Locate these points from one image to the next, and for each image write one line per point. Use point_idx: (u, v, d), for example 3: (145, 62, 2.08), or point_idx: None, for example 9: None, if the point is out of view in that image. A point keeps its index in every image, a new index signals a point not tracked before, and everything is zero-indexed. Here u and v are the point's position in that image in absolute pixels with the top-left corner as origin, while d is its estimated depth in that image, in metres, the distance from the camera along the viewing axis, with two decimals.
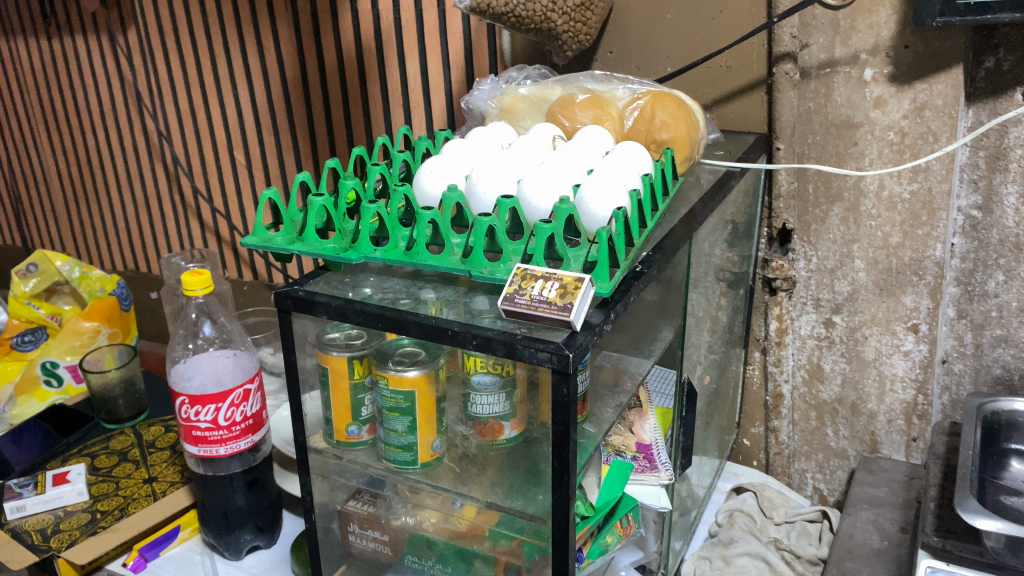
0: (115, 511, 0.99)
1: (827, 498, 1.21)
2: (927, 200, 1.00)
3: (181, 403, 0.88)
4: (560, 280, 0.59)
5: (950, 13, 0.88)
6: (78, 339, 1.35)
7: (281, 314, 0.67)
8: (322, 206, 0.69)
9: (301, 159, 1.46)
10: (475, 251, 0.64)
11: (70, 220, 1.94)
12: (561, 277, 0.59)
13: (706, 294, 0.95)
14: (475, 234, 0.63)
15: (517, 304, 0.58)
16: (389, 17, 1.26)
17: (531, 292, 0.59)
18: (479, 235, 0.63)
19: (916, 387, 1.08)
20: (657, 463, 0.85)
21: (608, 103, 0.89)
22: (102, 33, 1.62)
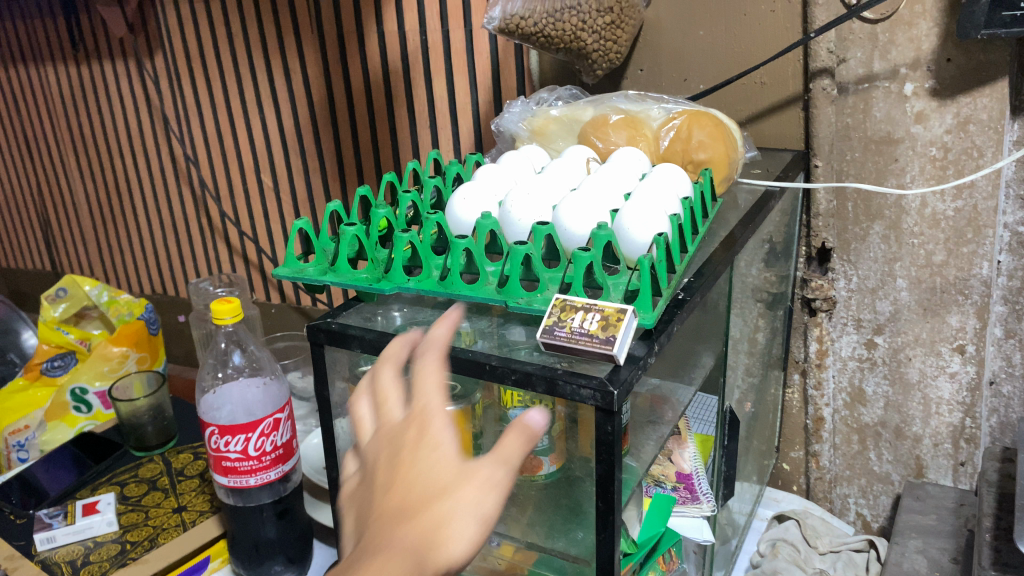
0: (144, 542, 0.98)
1: (871, 524, 1.18)
2: (972, 217, 0.96)
3: (211, 433, 0.86)
4: (602, 311, 0.57)
5: (995, 26, 0.85)
6: (107, 364, 1.33)
7: (314, 348, 0.65)
8: (353, 235, 0.68)
9: (328, 182, 1.45)
10: (511, 281, 0.62)
11: (99, 244, 1.95)
12: (602, 307, 0.57)
13: (744, 316, 0.93)
14: (511, 263, 0.61)
15: (555, 338, 0.56)
16: (415, 38, 1.25)
17: (572, 324, 0.57)
18: (516, 264, 0.61)
19: (964, 410, 1.05)
20: (698, 494, 0.83)
21: (642, 123, 0.87)
22: (129, 58, 1.62)
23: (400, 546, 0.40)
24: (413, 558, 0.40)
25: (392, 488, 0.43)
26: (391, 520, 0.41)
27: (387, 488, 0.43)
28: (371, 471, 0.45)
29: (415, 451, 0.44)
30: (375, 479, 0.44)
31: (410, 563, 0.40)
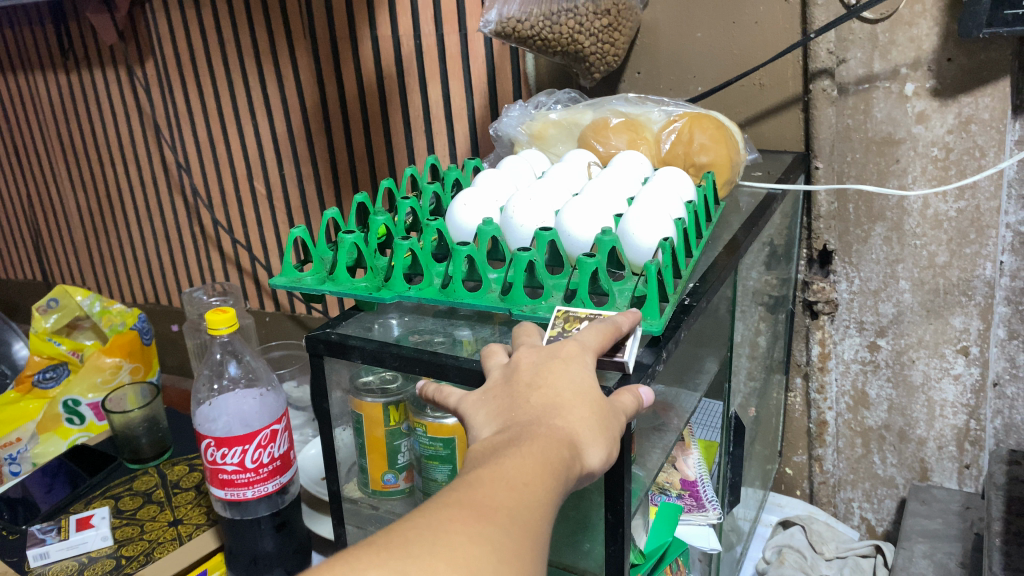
0: (140, 556, 0.96)
1: (875, 528, 1.17)
2: (975, 217, 0.96)
3: (207, 445, 0.85)
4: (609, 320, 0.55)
5: (998, 24, 0.84)
6: (100, 375, 1.31)
7: (313, 358, 0.64)
8: (352, 242, 0.67)
9: (322, 188, 1.44)
10: (515, 288, 0.60)
11: (90, 253, 1.93)
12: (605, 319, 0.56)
13: (745, 320, 0.92)
14: (514, 269, 0.60)
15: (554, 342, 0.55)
16: (410, 42, 1.24)
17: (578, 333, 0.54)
18: (519, 270, 0.60)
19: (968, 412, 1.04)
20: (703, 501, 0.83)
21: (643, 126, 0.86)
22: (119, 65, 1.61)
23: (559, 433, 0.46)
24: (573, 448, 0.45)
25: (536, 385, 0.49)
26: (542, 414, 0.47)
27: (532, 385, 0.49)
28: (517, 369, 0.51)
29: (557, 364, 0.50)
30: (517, 378, 0.50)
31: (565, 443, 0.45)
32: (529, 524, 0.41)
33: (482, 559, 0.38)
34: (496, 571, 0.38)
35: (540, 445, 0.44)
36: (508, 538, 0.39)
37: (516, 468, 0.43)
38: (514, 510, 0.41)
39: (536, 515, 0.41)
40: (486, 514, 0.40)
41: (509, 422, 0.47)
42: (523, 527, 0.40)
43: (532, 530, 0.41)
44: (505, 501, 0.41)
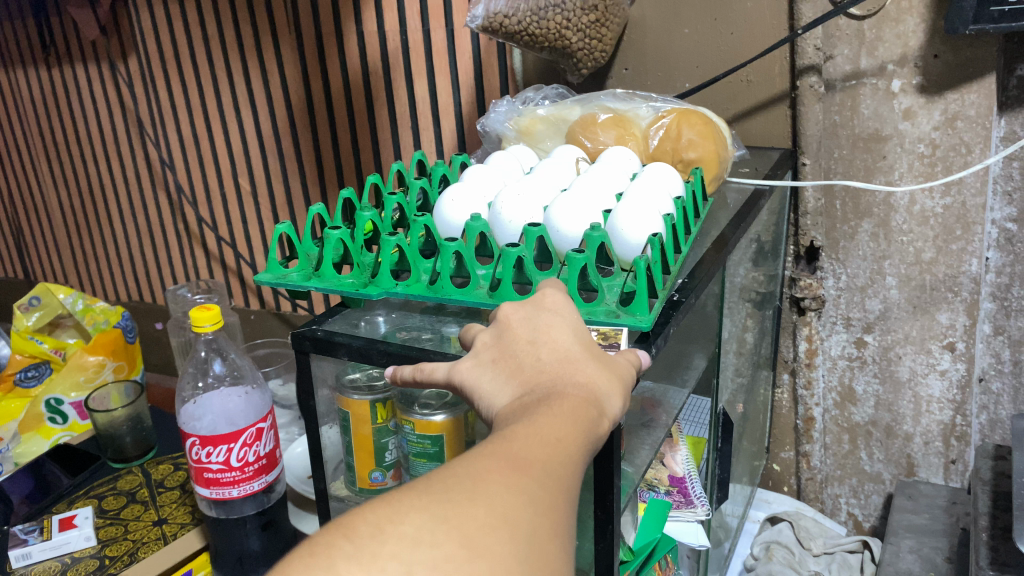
0: (124, 557, 0.95)
1: (862, 524, 1.17)
2: (961, 214, 0.96)
3: (191, 444, 0.84)
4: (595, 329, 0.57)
5: (984, 21, 0.84)
6: (83, 374, 1.30)
7: (299, 356, 0.63)
8: (338, 238, 0.66)
9: (308, 185, 1.43)
10: (503, 284, 0.60)
11: (73, 250, 1.91)
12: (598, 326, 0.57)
13: (732, 316, 0.92)
14: (503, 265, 0.60)
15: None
16: (396, 37, 1.23)
17: None
18: (508, 266, 0.60)
19: (954, 408, 1.04)
20: (692, 497, 0.82)
21: (631, 122, 0.86)
22: (102, 61, 1.59)
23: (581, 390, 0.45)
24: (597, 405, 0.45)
25: (546, 346, 0.49)
26: (559, 373, 0.47)
27: (536, 343, 0.49)
28: (513, 326, 0.51)
29: (562, 325, 0.50)
30: (521, 338, 0.50)
31: (591, 400, 0.45)
32: (563, 477, 0.40)
33: (519, 508, 0.38)
34: (532, 521, 0.38)
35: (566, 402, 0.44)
36: (543, 490, 0.39)
37: (551, 423, 0.42)
38: (548, 464, 0.40)
39: (570, 470, 0.41)
40: (520, 467, 0.40)
41: (528, 383, 0.46)
42: (557, 480, 0.40)
43: (564, 483, 0.40)
44: (537, 455, 0.40)
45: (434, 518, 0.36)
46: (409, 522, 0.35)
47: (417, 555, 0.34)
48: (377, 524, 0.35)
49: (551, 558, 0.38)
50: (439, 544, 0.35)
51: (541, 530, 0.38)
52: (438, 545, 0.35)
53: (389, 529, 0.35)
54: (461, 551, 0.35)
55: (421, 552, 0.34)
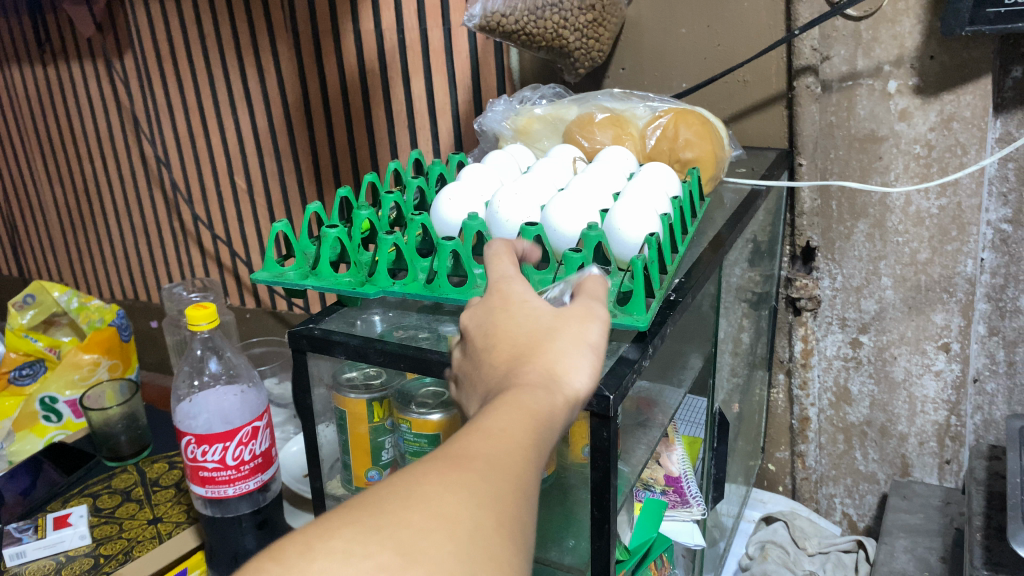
0: (119, 555, 0.94)
1: (857, 524, 1.18)
2: (956, 215, 0.96)
3: (187, 443, 0.84)
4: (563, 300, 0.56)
5: (980, 22, 0.84)
6: (77, 372, 1.30)
7: (296, 354, 0.63)
8: (335, 236, 0.66)
9: (304, 184, 1.43)
10: None
11: (68, 249, 1.90)
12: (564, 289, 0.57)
13: (728, 316, 0.92)
14: None
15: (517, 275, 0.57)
16: (393, 37, 1.23)
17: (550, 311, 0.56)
18: None
19: (949, 408, 1.04)
20: (687, 497, 0.82)
21: (628, 122, 0.86)
22: (98, 59, 1.59)
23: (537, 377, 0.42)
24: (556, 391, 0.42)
25: (498, 344, 0.45)
26: (510, 366, 0.43)
27: (488, 343, 0.46)
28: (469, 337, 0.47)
29: (512, 311, 0.47)
30: (475, 347, 0.46)
31: (542, 385, 0.41)
32: (511, 468, 0.37)
33: (458, 505, 0.34)
34: (474, 515, 0.34)
35: (516, 393, 0.40)
36: (486, 483, 0.35)
37: (496, 418, 0.39)
38: (495, 458, 0.37)
39: (520, 459, 0.37)
40: (460, 464, 0.36)
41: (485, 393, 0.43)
42: (504, 471, 0.36)
43: (514, 473, 0.37)
44: (483, 450, 0.37)
45: (368, 528, 0.32)
46: (343, 535, 0.32)
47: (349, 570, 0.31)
48: (306, 545, 0.32)
49: (502, 554, 0.34)
50: (373, 554, 0.31)
51: (484, 524, 0.34)
52: (373, 555, 0.31)
53: (319, 546, 0.32)
54: (396, 559, 0.31)
55: (354, 567, 0.31)
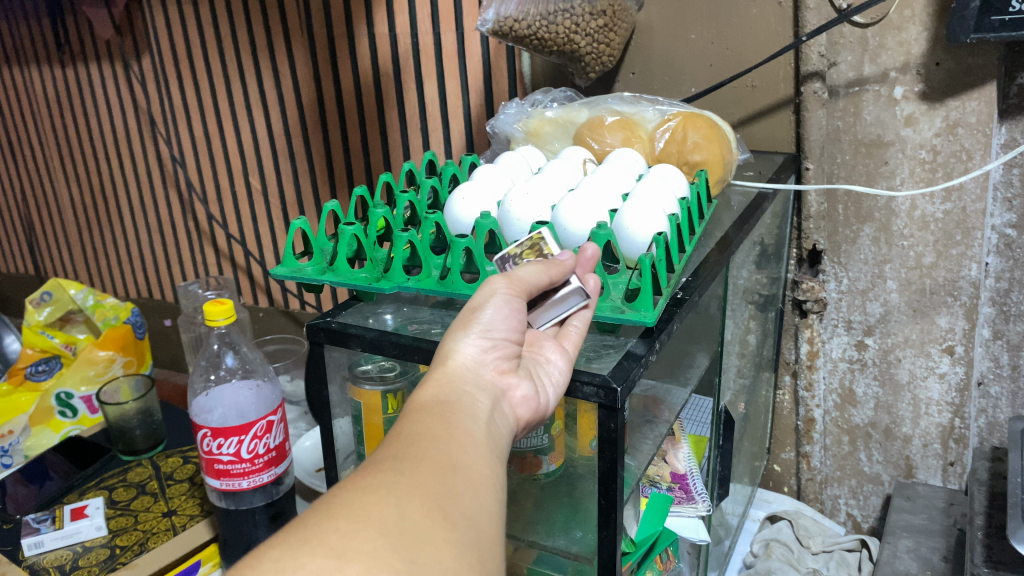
0: (134, 547, 0.97)
1: (862, 525, 1.19)
2: (961, 219, 0.97)
3: (203, 436, 0.86)
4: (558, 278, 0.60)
5: (985, 30, 0.86)
6: (92, 369, 1.31)
7: (313, 346, 0.65)
8: (352, 235, 0.68)
9: (318, 184, 1.45)
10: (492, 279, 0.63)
11: (84, 247, 1.93)
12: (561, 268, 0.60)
13: (735, 317, 0.94)
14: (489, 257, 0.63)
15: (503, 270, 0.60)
16: (407, 40, 1.25)
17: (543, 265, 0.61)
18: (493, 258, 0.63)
19: (953, 410, 1.06)
20: (693, 493, 0.84)
21: (638, 125, 0.88)
22: (116, 60, 1.61)
23: (427, 387, 0.50)
24: (442, 388, 0.50)
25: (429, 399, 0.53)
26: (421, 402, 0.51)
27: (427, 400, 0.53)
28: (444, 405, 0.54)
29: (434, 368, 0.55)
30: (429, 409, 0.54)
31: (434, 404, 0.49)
32: (419, 463, 0.43)
33: (381, 502, 0.39)
34: (396, 506, 0.40)
35: (408, 405, 0.49)
36: (401, 478, 0.41)
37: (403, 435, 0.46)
38: (400, 453, 0.44)
39: (423, 452, 0.44)
40: (374, 468, 0.42)
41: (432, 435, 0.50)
42: (412, 463, 0.43)
43: (423, 468, 0.43)
44: (389, 453, 0.44)
45: (294, 544, 0.36)
46: (268, 559, 0.35)
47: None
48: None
49: (436, 534, 0.39)
50: (306, 565, 0.35)
51: (407, 511, 0.39)
52: (306, 565, 0.35)
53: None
54: (329, 562, 0.36)
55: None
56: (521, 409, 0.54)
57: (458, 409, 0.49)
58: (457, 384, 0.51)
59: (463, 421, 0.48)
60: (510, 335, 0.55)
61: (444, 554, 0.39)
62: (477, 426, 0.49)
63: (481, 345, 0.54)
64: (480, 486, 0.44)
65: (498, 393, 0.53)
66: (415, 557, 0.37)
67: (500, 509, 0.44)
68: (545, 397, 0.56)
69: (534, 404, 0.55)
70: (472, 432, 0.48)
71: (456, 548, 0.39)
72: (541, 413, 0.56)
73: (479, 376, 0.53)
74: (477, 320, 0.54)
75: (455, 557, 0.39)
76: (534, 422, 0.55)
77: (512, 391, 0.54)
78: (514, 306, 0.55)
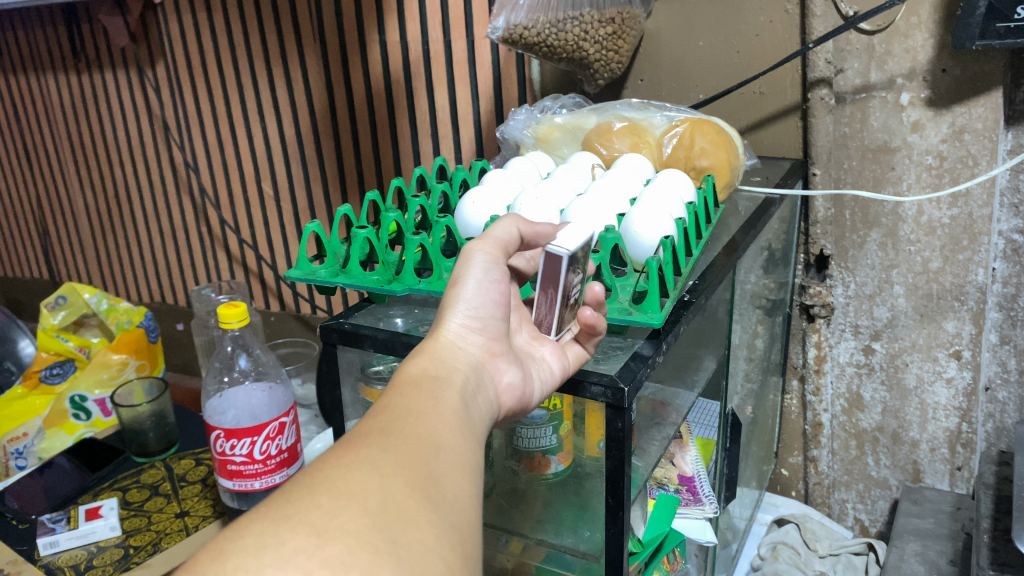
0: (147, 547, 0.98)
1: (869, 529, 1.19)
2: (968, 225, 0.98)
3: (216, 437, 0.87)
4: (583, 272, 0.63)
5: (990, 37, 0.86)
6: (106, 372, 1.32)
7: (326, 347, 0.66)
8: (364, 238, 0.69)
9: (329, 190, 1.47)
10: None
11: (98, 252, 1.95)
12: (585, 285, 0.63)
13: (743, 322, 0.95)
14: None
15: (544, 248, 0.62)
16: (418, 48, 1.27)
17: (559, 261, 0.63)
18: None
19: (960, 415, 1.06)
20: (700, 496, 0.84)
21: (645, 131, 0.89)
22: (130, 67, 1.63)
23: (417, 362, 0.51)
24: (430, 361, 0.52)
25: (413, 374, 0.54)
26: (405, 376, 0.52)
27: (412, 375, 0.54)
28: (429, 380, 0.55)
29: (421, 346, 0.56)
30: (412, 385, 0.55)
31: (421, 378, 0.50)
32: (404, 440, 0.43)
33: (364, 480, 0.40)
34: (380, 485, 0.40)
35: (397, 375, 0.50)
36: (386, 456, 0.42)
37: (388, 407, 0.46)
38: (386, 429, 0.44)
39: (408, 430, 0.44)
40: (359, 443, 0.43)
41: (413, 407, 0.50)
42: (395, 441, 0.43)
43: (408, 447, 0.43)
44: (375, 426, 0.44)
45: (276, 520, 0.37)
46: (250, 533, 0.36)
47: (263, 559, 0.34)
48: (218, 549, 0.35)
49: (418, 514, 0.39)
50: (287, 541, 0.35)
51: (391, 491, 0.40)
52: (287, 542, 0.35)
53: (229, 550, 0.35)
54: (311, 539, 0.36)
55: (265, 556, 0.35)
56: (506, 394, 0.56)
57: (445, 382, 0.50)
58: (446, 360, 0.53)
59: (449, 393, 0.49)
60: (494, 314, 0.57)
61: (425, 535, 0.39)
62: (462, 400, 0.50)
63: (468, 325, 0.56)
64: (460, 469, 0.44)
65: (484, 373, 0.55)
66: (396, 537, 0.38)
67: (476, 491, 0.45)
68: (529, 388, 0.58)
69: (519, 392, 0.57)
70: (457, 405, 0.49)
71: (437, 530, 0.40)
72: (525, 402, 0.58)
73: (466, 355, 0.54)
74: (462, 297, 0.56)
75: (436, 539, 0.39)
76: (517, 410, 0.58)
77: (498, 375, 0.56)
78: (492, 277, 0.58)
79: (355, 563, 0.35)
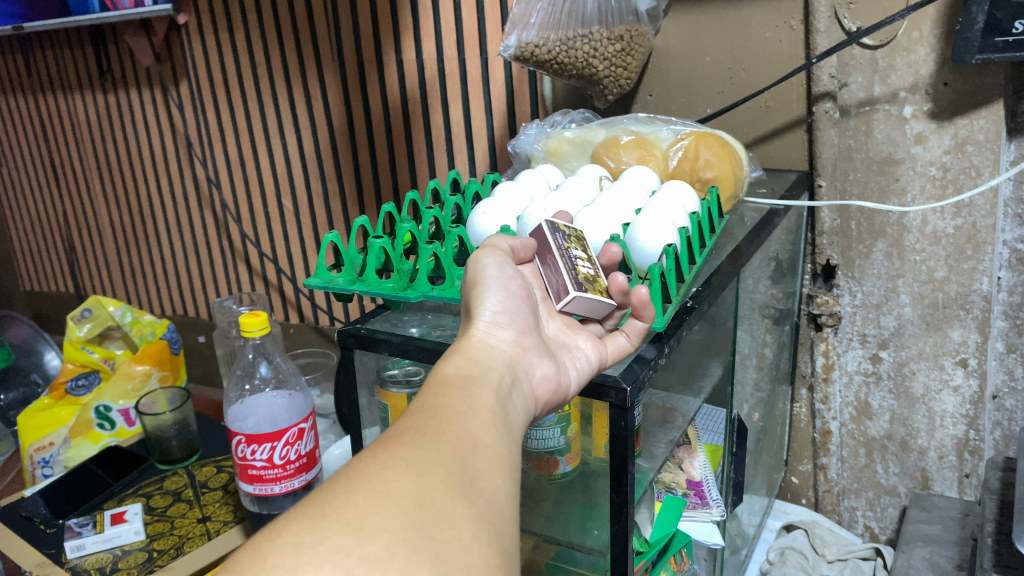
0: (170, 550, 1.01)
1: (878, 536, 1.21)
2: (971, 234, 1.00)
3: (238, 441, 0.90)
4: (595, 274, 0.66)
5: (989, 51, 0.88)
6: (131, 382, 1.34)
7: (343, 352, 0.70)
8: (380, 247, 0.72)
9: (347, 205, 1.51)
10: None
11: (122, 266, 2.00)
12: (595, 273, 0.67)
13: (752, 330, 0.97)
14: None
15: (554, 236, 0.66)
16: (432, 66, 1.30)
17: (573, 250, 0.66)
18: None
19: (968, 423, 1.07)
20: (708, 500, 0.87)
21: (652, 144, 0.91)
22: (155, 86, 1.68)
23: (452, 362, 0.53)
24: (464, 361, 0.54)
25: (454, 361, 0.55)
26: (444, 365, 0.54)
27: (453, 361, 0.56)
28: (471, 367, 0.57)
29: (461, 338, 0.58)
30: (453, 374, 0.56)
31: (460, 379, 0.52)
32: (437, 440, 0.46)
33: (401, 478, 0.42)
34: (417, 484, 0.42)
35: (432, 375, 0.52)
36: (420, 455, 0.44)
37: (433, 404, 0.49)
38: (421, 427, 0.46)
39: (443, 428, 0.47)
40: (393, 443, 0.45)
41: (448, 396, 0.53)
42: (432, 440, 0.45)
43: (442, 447, 0.45)
44: (411, 425, 0.47)
45: (313, 519, 0.39)
46: (288, 532, 0.38)
47: (301, 557, 0.36)
48: (256, 549, 0.37)
49: (455, 513, 0.42)
50: (324, 539, 0.37)
51: (427, 491, 0.42)
52: (325, 540, 0.37)
53: (267, 549, 0.37)
54: (348, 538, 0.38)
55: (303, 554, 0.37)
56: (541, 388, 0.58)
57: (477, 381, 0.52)
58: (481, 359, 0.54)
59: (483, 394, 0.51)
60: (518, 309, 0.60)
61: (462, 532, 0.41)
62: (496, 398, 0.52)
63: (495, 322, 0.58)
64: (496, 469, 0.46)
65: (518, 367, 0.56)
66: (433, 535, 0.40)
67: (513, 491, 0.47)
68: (566, 380, 0.60)
69: (553, 385, 0.59)
70: (492, 406, 0.51)
71: (473, 528, 0.41)
72: (562, 397, 0.59)
73: (501, 352, 0.56)
74: (485, 294, 0.58)
75: (473, 535, 0.41)
76: (554, 403, 0.59)
77: (533, 369, 0.58)
78: (507, 273, 0.61)
79: (391, 560, 0.37)
